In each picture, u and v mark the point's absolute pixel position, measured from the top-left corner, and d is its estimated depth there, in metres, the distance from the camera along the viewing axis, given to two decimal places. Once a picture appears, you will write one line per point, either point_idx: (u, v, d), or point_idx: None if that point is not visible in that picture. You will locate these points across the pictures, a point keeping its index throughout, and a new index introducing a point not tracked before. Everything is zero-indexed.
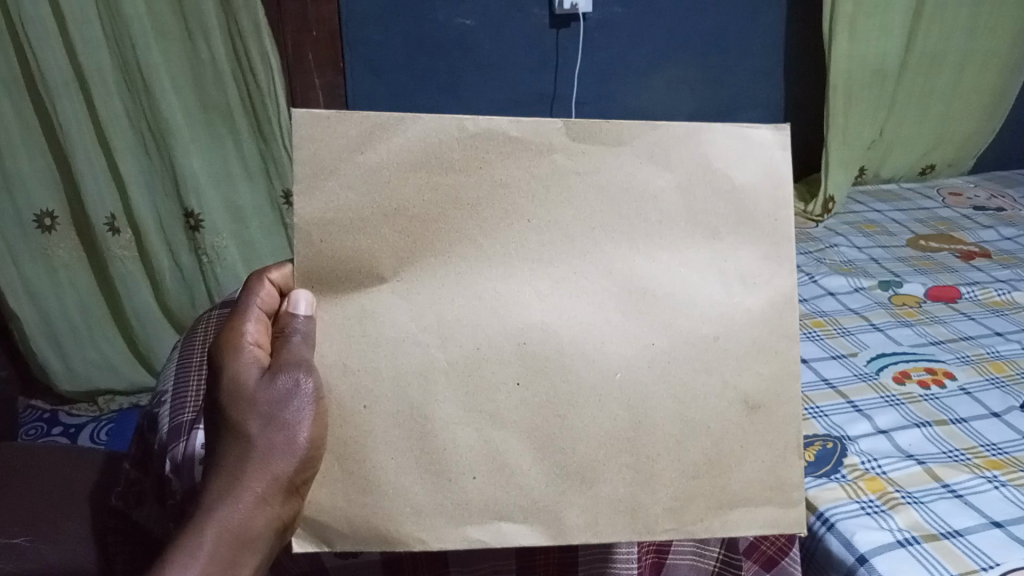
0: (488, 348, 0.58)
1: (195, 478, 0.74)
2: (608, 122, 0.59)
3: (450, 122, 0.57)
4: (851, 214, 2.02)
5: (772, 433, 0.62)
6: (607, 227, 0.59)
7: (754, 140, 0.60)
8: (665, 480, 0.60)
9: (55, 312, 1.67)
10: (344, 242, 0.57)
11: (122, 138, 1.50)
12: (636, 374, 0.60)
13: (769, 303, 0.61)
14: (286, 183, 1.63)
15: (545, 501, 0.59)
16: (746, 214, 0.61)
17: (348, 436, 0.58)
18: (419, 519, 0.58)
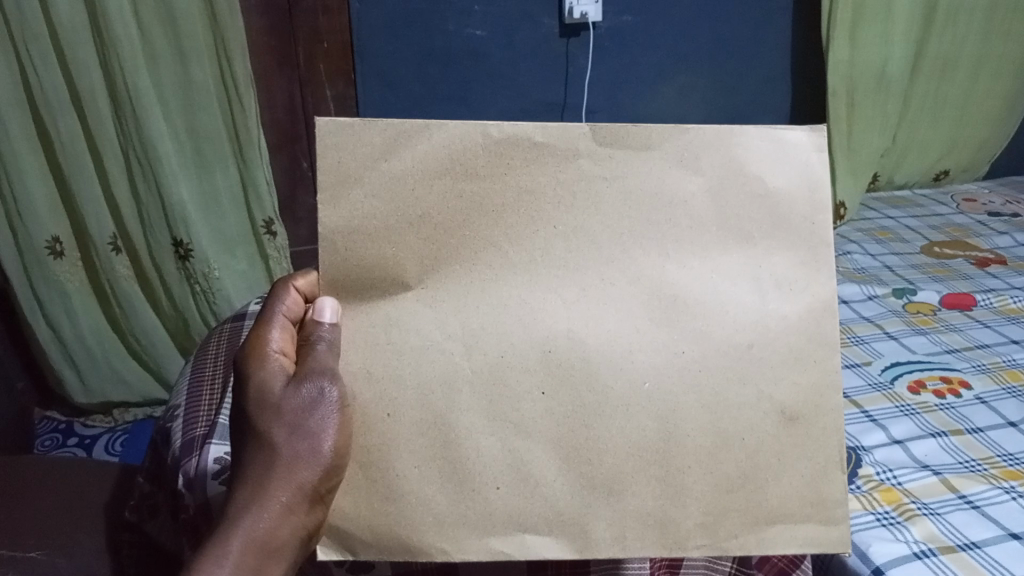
0: (512, 355, 0.58)
1: (209, 494, 0.73)
2: (635, 126, 0.59)
3: (475, 129, 0.58)
4: (866, 222, 2.01)
5: (812, 448, 0.60)
6: (634, 233, 0.59)
7: (789, 143, 0.60)
8: (695, 494, 0.59)
9: (69, 335, 1.68)
10: (368, 250, 0.57)
11: (114, 162, 1.52)
12: (664, 383, 0.59)
13: (806, 311, 0.60)
14: (266, 214, 1.66)
15: (571, 513, 0.58)
16: (780, 218, 0.60)
17: (372, 444, 0.58)
18: (441, 529, 0.57)
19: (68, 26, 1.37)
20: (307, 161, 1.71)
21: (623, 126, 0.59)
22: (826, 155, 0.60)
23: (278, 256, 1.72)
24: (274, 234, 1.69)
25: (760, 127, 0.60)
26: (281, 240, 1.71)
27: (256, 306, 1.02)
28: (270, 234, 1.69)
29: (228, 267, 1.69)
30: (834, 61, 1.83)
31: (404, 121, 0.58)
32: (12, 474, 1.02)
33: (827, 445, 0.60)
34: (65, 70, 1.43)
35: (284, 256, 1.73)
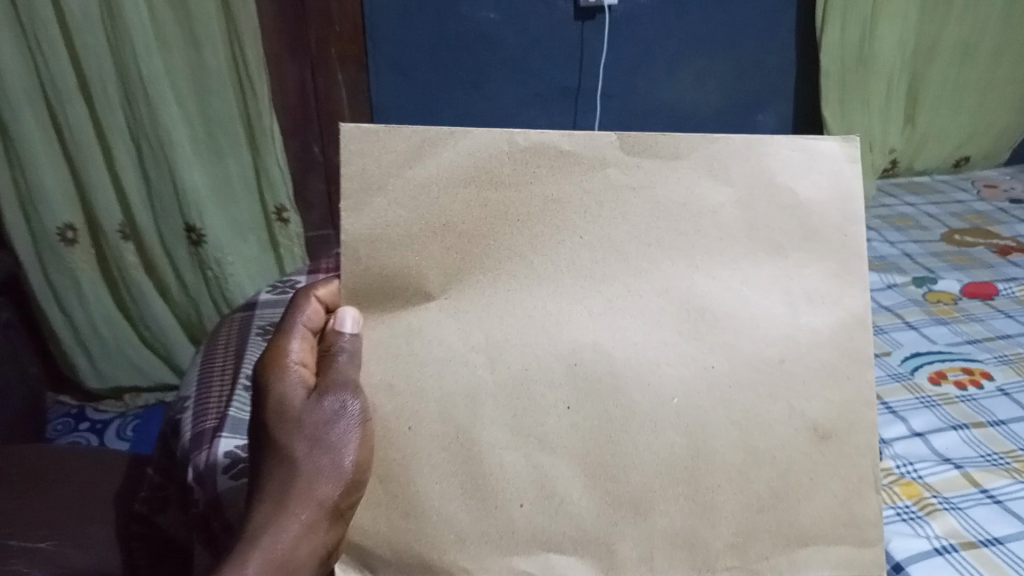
0: (538, 369, 0.56)
1: (221, 490, 0.72)
2: (664, 135, 0.58)
3: (500, 135, 0.56)
4: (885, 209, 1.98)
5: (844, 465, 0.58)
6: (663, 245, 0.57)
7: (819, 152, 0.57)
8: (726, 513, 0.57)
9: (81, 321, 1.68)
10: (392, 257, 0.55)
11: (122, 149, 1.51)
12: (693, 399, 0.57)
13: (839, 325, 0.57)
14: (278, 201, 1.64)
15: (598, 532, 0.57)
16: (811, 230, 0.58)
17: (393, 458, 0.56)
18: (463, 547, 0.56)
19: (77, 11, 1.35)
20: (318, 146, 1.70)
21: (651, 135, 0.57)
22: (859, 165, 0.58)
23: (290, 244, 1.72)
24: (286, 221, 1.68)
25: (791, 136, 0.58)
26: (294, 227, 1.70)
27: (267, 296, 1.01)
28: (282, 221, 1.68)
29: (240, 253, 1.68)
30: (827, 45, 1.80)
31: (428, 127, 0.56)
32: (22, 462, 1.01)
33: (858, 464, 0.58)
34: (73, 56, 1.41)
35: (297, 241, 1.72)
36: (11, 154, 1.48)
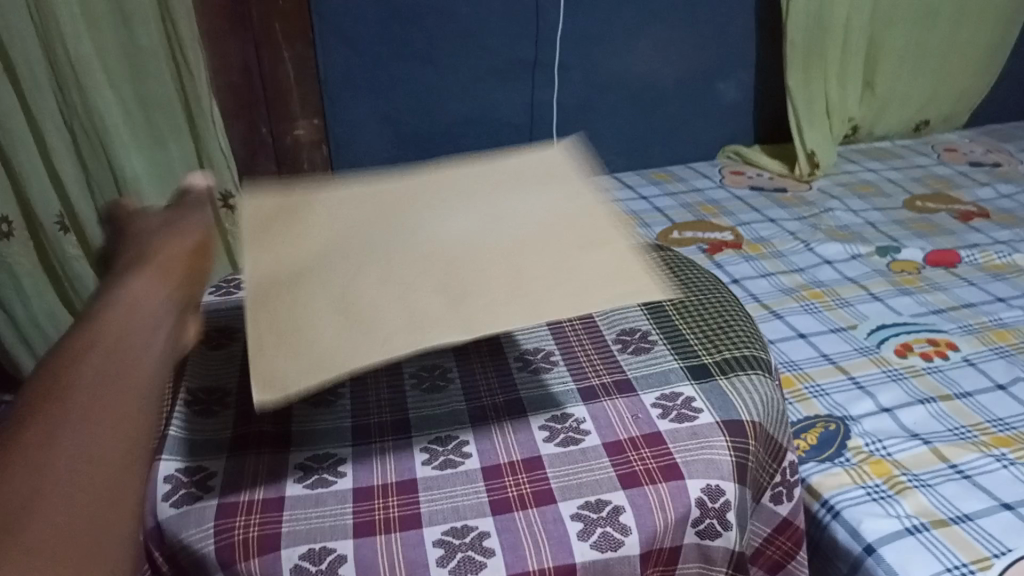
0: (377, 231, 0.69)
1: (160, 520, 0.66)
2: (454, 166, 0.81)
3: (352, 181, 0.79)
4: (847, 176, 1.96)
5: (623, 256, 0.65)
6: (453, 187, 0.75)
7: (544, 154, 0.83)
8: (535, 289, 0.61)
9: (23, 321, 1.58)
10: (270, 205, 0.72)
11: (56, 137, 1.40)
12: (493, 242, 0.67)
13: (580, 201, 0.73)
14: (225, 186, 1.53)
15: (437, 307, 0.59)
16: (550, 180, 0.77)
17: (259, 286, 0.63)
18: (308, 325, 0.58)
19: None
20: (267, 126, 1.60)
21: (446, 165, 0.81)
22: (570, 153, 0.83)
23: None
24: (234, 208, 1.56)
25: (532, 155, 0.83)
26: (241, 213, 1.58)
27: (209, 299, 0.95)
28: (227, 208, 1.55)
29: None
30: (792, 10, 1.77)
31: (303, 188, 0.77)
32: None
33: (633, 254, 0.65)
34: None
35: None
36: None
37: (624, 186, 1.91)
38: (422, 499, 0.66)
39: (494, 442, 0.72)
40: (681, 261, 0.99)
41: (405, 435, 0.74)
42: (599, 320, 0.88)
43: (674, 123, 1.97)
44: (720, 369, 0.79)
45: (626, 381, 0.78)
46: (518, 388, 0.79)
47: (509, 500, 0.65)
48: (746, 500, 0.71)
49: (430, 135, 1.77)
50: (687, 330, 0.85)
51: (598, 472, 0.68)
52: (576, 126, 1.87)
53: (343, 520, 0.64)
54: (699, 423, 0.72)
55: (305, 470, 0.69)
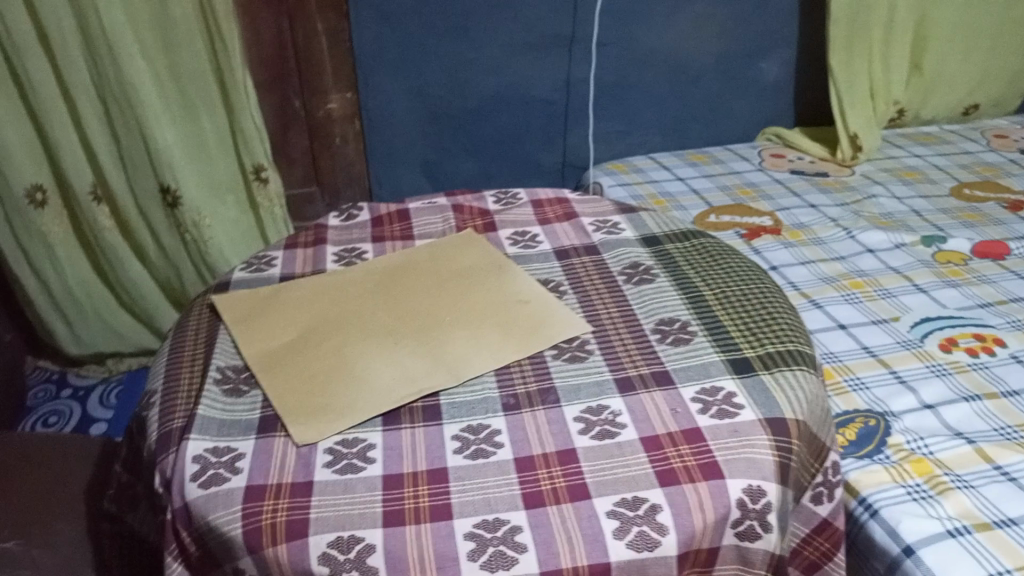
0: (355, 314, 0.86)
1: (188, 499, 0.65)
2: (395, 249, 0.98)
3: (306, 253, 0.98)
4: (890, 161, 1.90)
5: (555, 313, 0.85)
6: (414, 290, 0.90)
7: (468, 238, 0.99)
8: (491, 358, 0.79)
9: (58, 288, 1.62)
10: (255, 307, 0.87)
11: (87, 104, 1.41)
12: (451, 320, 0.84)
13: (519, 287, 0.89)
14: (256, 159, 1.53)
15: (419, 370, 0.77)
16: (485, 273, 0.92)
17: (278, 357, 0.79)
18: (330, 388, 0.75)
19: None
20: (299, 99, 1.63)
21: (390, 246, 0.99)
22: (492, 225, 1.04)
23: (270, 205, 1.59)
24: (265, 180, 1.56)
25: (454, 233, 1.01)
26: (273, 186, 1.57)
27: (240, 276, 0.94)
28: (260, 180, 1.56)
29: (219, 215, 1.57)
30: None
31: (267, 260, 0.97)
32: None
33: (558, 309, 0.86)
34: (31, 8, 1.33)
35: (278, 203, 1.60)
36: None
37: (660, 168, 1.87)
38: (453, 489, 0.64)
39: (527, 431, 0.70)
40: (723, 248, 0.95)
41: (437, 421, 0.72)
42: (637, 308, 0.85)
43: (712, 104, 1.91)
44: (762, 364, 0.76)
45: (664, 373, 0.76)
46: (551, 376, 0.76)
47: (542, 494, 0.63)
48: (788, 501, 0.68)
49: (461, 110, 1.74)
50: (728, 322, 0.82)
51: (636, 468, 0.65)
52: (612, 105, 1.83)
53: (374, 507, 0.63)
54: (739, 420, 0.70)
55: (335, 454, 0.68)
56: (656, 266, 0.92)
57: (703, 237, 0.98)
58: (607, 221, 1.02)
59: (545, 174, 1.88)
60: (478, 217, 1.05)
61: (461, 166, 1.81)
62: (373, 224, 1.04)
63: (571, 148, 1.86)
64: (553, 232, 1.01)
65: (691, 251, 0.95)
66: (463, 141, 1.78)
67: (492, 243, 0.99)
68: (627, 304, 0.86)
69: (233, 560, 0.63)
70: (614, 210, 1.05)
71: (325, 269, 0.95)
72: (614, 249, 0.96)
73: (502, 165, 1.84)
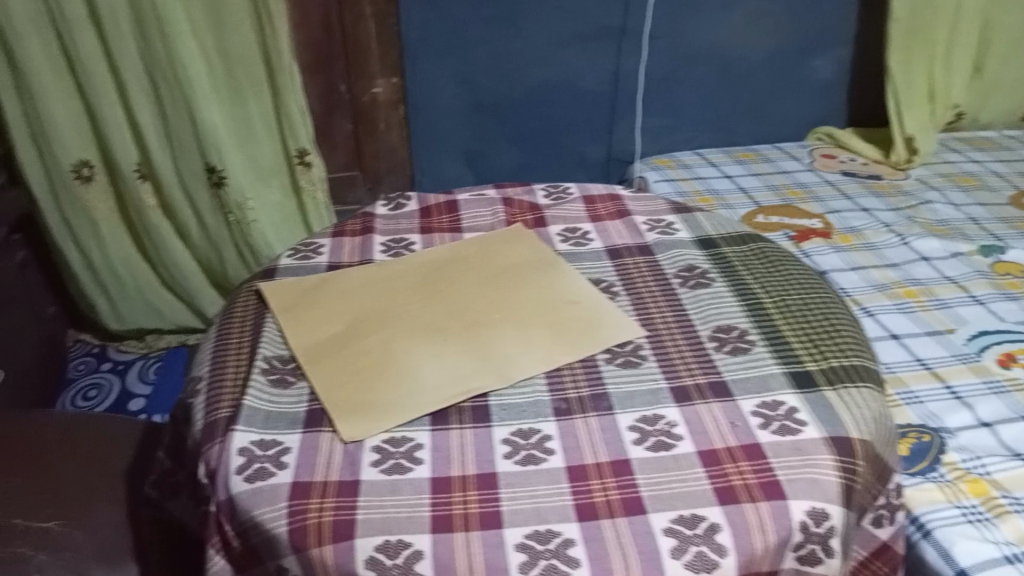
0: (402, 308, 0.84)
1: (233, 493, 0.64)
2: (443, 241, 0.96)
3: (353, 242, 0.97)
4: (947, 166, 1.84)
5: (612, 315, 0.82)
6: (463, 285, 0.88)
7: (518, 232, 0.97)
8: (543, 359, 0.76)
9: (101, 264, 1.63)
10: (301, 296, 0.85)
11: (135, 84, 1.41)
12: (501, 317, 0.82)
13: (570, 287, 0.87)
14: (300, 143, 1.52)
15: (469, 369, 0.75)
16: (536, 270, 0.90)
17: (324, 350, 0.78)
18: (377, 384, 0.73)
19: None
20: (345, 84, 1.61)
21: (439, 238, 0.97)
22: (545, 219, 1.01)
23: (313, 189, 1.57)
24: (309, 165, 1.54)
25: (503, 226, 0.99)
26: (317, 171, 1.56)
27: (287, 263, 0.93)
28: (304, 165, 1.55)
29: (263, 199, 1.56)
30: None
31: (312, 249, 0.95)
32: (36, 428, 0.96)
33: (612, 311, 0.83)
34: None
35: (321, 188, 1.58)
36: (21, 88, 1.42)
37: (707, 165, 1.83)
38: (502, 497, 0.62)
39: (579, 438, 0.68)
40: (783, 254, 0.92)
41: (486, 424, 0.70)
42: (693, 313, 0.83)
43: (764, 101, 1.86)
44: (826, 379, 0.73)
45: (722, 385, 0.73)
46: (604, 382, 0.74)
47: (596, 507, 0.61)
48: (850, 524, 0.66)
49: (507, 99, 1.71)
50: (789, 332, 0.79)
51: (694, 484, 0.63)
52: (660, 99, 1.79)
53: (421, 511, 0.61)
54: (802, 438, 0.67)
55: (381, 453, 0.67)
56: (713, 270, 0.89)
57: (762, 241, 0.94)
58: (661, 221, 0.99)
59: (589, 168, 1.85)
60: (528, 211, 1.02)
61: (504, 155, 1.79)
62: (421, 215, 1.01)
63: (617, 142, 1.82)
64: (605, 230, 0.98)
65: (749, 256, 0.91)
66: (507, 131, 1.75)
67: (542, 239, 0.97)
68: (683, 309, 0.83)
69: (276, 557, 0.62)
70: (668, 209, 1.02)
71: (372, 259, 0.93)
72: (669, 250, 0.93)
73: (546, 156, 1.81)
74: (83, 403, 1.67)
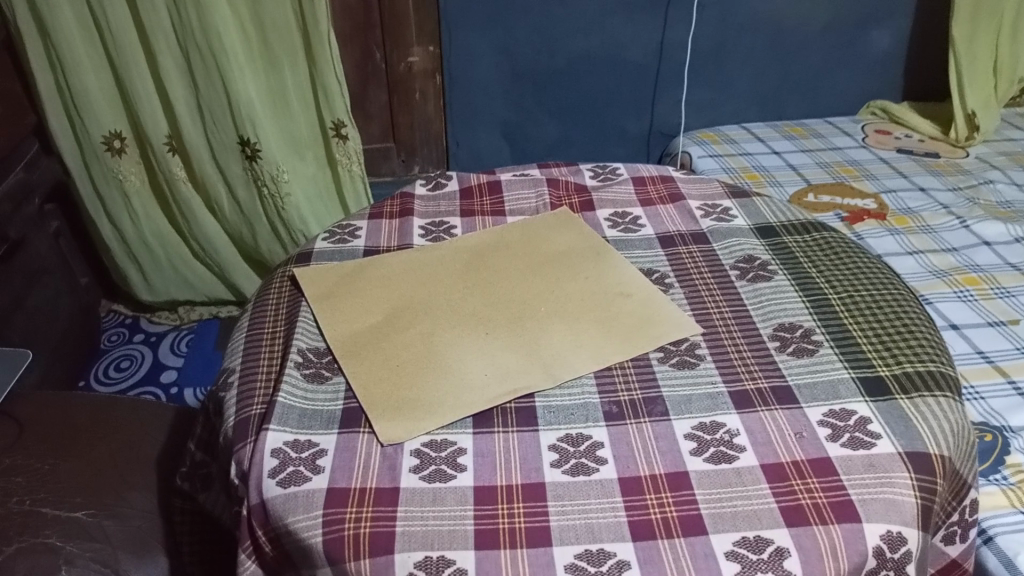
0: (443, 298, 0.79)
1: (266, 497, 0.61)
2: (484, 225, 0.92)
3: (392, 223, 0.92)
4: (1010, 143, 1.74)
5: (667, 310, 0.77)
6: (507, 274, 0.83)
7: (565, 217, 0.92)
8: (591, 356, 0.72)
9: (132, 235, 1.61)
10: (337, 283, 0.81)
11: (168, 54, 1.37)
12: (550, 310, 0.78)
13: (622, 277, 0.82)
14: (335, 115, 1.47)
15: (516, 366, 0.71)
16: (584, 259, 0.85)
17: (361, 340, 0.74)
18: (419, 379, 0.69)
19: None
20: (381, 52, 1.55)
21: (480, 222, 0.92)
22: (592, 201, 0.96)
23: (347, 162, 1.53)
24: (343, 137, 1.49)
25: (549, 209, 0.94)
26: (351, 144, 1.51)
27: (322, 246, 0.89)
28: (339, 138, 1.50)
29: (297, 171, 1.53)
30: None
31: (351, 231, 0.91)
32: (64, 411, 0.93)
33: (666, 305, 0.78)
34: None
35: (355, 162, 1.53)
36: (51, 57, 1.38)
37: (755, 140, 1.75)
38: (552, 511, 0.58)
39: (632, 446, 0.63)
40: (849, 246, 0.86)
41: (532, 427, 0.66)
42: (752, 309, 0.77)
43: (816, 74, 1.77)
44: (900, 386, 0.68)
45: (786, 390, 0.68)
46: (658, 384, 0.69)
47: (652, 525, 0.57)
48: (926, 547, 0.61)
49: (546, 70, 1.64)
50: (858, 333, 0.73)
51: (758, 502, 0.58)
52: (707, 71, 1.71)
53: (465, 524, 0.57)
54: (876, 453, 0.62)
55: (422, 458, 0.63)
56: (774, 262, 0.83)
57: (826, 230, 0.88)
58: (717, 206, 0.93)
59: (630, 142, 1.78)
60: (574, 193, 0.97)
61: (543, 128, 1.72)
62: (461, 197, 0.97)
63: (660, 115, 1.75)
64: (656, 215, 0.92)
65: (811, 247, 0.86)
66: (546, 102, 1.69)
67: (589, 224, 0.91)
68: (742, 304, 0.78)
69: (311, 567, 0.58)
70: (723, 194, 0.96)
71: (411, 244, 0.89)
72: (725, 239, 0.88)
73: (586, 130, 1.74)
74: (116, 374, 1.67)
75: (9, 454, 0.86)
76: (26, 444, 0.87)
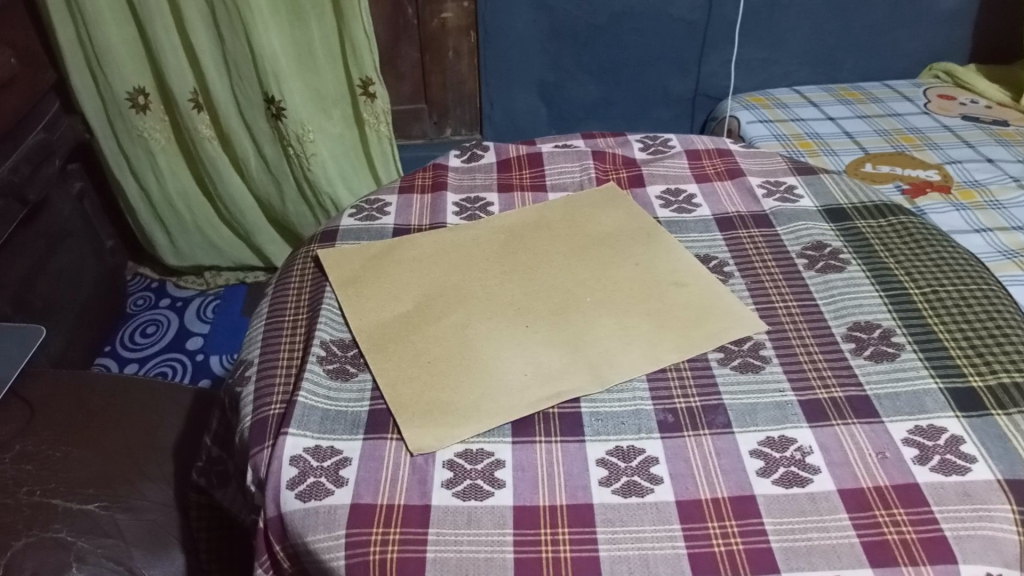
0: (479, 286, 0.72)
1: (284, 510, 0.55)
2: (524, 202, 0.84)
3: (423, 200, 0.85)
4: None
5: (727, 305, 0.69)
6: (549, 258, 0.76)
7: (613, 194, 0.84)
8: (645, 355, 0.65)
9: (157, 196, 1.56)
10: (364, 265, 0.75)
11: (191, 6, 1.29)
12: (597, 300, 0.70)
13: (677, 264, 0.74)
14: (364, 72, 1.39)
15: (559, 365, 0.64)
16: (634, 243, 0.77)
17: (389, 331, 0.67)
18: (453, 378, 0.63)
19: None
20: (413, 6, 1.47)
21: (519, 199, 0.85)
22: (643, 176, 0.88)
23: (376, 122, 1.45)
24: (372, 95, 1.42)
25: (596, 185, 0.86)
26: (380, 103, 1.43)
27: (348, 223, 0.82)
28: (367, 96, 1.42)
29: (324, 130, 1.45)
30: None
31: (380, 207, 0.84)
32: (79, 394, 0.89)
33: (726, 297, 0.70)
34: None
35: (383, 121, 1.46)
36: (71, 8, 1.31)
37: (809, 104, 1.63)
38: (601, 538, 0.52)
39: (691, 464, 0.56)
40: (930, 231, 0.77)
41: (577, 437, 0.59)
42: (823, 304, 0.69)
43: (876, 34, 1.65)
44: (996, 400, 0.60)
45: (865, 401, 0.60)
46: (719, 390, 0.62)
47: (715, 560, 0.50)
48: None
49: (587, 28, 1.54)
50: (944, 334, 0.65)
51: (837, 536, 0.51)
52: (761, 30, 1.59)
53: (503, 551, 0.51)
54: (971, 480, 0.54)
55: (456, 470, 0.56)
56: (846, 250, 0.75)
57: (903, 213, 0.80)
58: (780, 184, 0.85)
59: (675, 104, 1.68)
60: (622, 167, 0.89)
61: (582, 89, 1.63)
62: (499, 169, 0.89)
63: (707, 76, 1.64)
64: (713, 193, 0.84)
65: (888, 232, 0.77)
66: (587, 62, 1.59)
67: (638, 202, 0.83)
68: (811, 298, 0.70)
69: None
70: (787, 169, 0.87)
71: (444, 222, 0.81)
72: (791, 222, 0.79)
73: (627, 91, 1.64)
74: (142, 340, 1.63)
75: (21, 441, 0.81)
76: (39, 430, 0.83)
